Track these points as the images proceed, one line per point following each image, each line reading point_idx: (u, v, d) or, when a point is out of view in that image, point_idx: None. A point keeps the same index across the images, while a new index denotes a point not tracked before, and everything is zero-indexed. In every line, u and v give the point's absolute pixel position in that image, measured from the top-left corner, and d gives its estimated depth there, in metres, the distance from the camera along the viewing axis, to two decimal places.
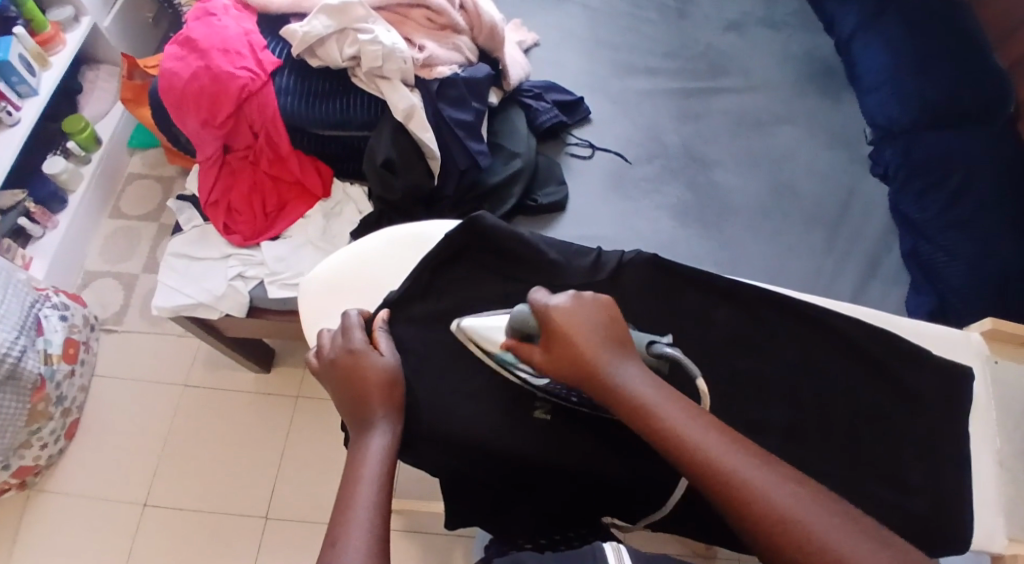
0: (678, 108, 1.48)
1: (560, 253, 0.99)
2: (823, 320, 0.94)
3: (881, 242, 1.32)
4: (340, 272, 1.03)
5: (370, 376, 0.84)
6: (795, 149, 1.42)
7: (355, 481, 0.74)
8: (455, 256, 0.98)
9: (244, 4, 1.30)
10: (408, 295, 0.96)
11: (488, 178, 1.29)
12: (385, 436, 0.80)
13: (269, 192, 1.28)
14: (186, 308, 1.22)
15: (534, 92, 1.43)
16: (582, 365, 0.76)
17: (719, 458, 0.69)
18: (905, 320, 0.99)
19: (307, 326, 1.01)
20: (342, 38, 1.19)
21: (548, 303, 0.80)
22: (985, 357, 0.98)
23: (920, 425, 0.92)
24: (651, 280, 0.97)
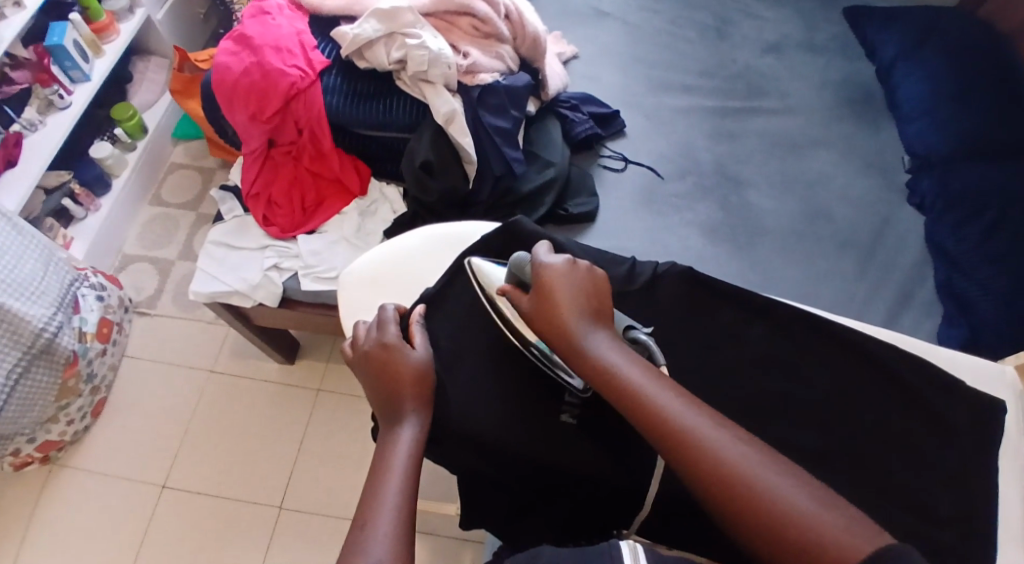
0: (713, 127, 1.49)
1: (595, 261, 1.01)
2: (853, 341, 0.95)
3: (912, 271, 1.31)
4: (377, 267, 1.06)
5: (400, 369, 0.86)
6: (829, 173, 1.43)
7: (383, 473, 0.76)
8: (493, 258, 1.01)
9: (298, 5, 1.34)
10: (446, 294, 1.00)
11: (522, 185, 1.32)
12: (414, 429, 0.82)
13: (309, 188, 1.31)
14: (221, 295, 1.25)
15: (571, 103, 1.46)
16: (555, 320, 0.80)
17: (673, 417, 0.72)
18: (941, 351, 1.01)
19: (346, 319, 1.03)
20: (390, 42, 1.22)
21: (541, 260, 0.84)
22: (1018, 391, 0.99)
23: (949, 455, 0.91)
24: (682, 295, 0.99)
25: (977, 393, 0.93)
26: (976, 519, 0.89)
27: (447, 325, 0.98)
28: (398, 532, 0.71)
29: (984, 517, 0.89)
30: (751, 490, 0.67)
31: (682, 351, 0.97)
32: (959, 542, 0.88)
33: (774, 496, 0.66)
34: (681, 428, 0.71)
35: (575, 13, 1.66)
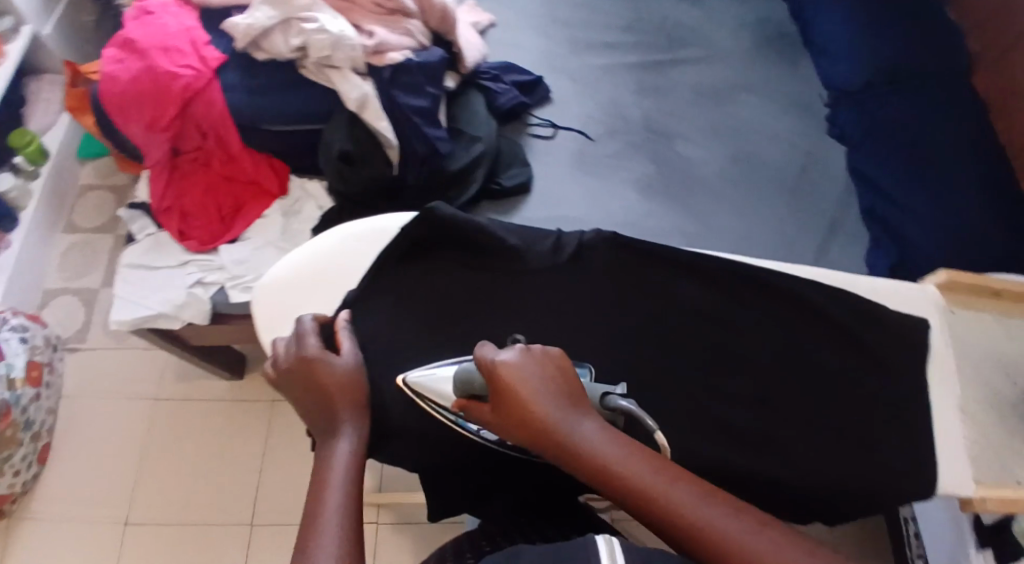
0: (638, 82, 1.45)
1: (520, 239, 0.92)
2: (787, 289, 0.92)
3: (840, 202, 1.32)
4: (295, 277, 0.92)
5: (329, 381, 0.80)
6: (759, 116, 1.41)
7: (323, 496, 0.70)
8: (412, 253, 0.91)
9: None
10: (369, 298, 0.89)
11: (450, 165, 1.24)
12: (351, 440, 0.76)
13: (224, 194, 1.24)
14: (147, 320, 1.15)
15: (491, 74, 1.41)
16: (529, 429, 0.67)
17: (695, 523, 0.62)
18: (864, 280, 0.95)
19: (263, 335, 0.89)
20: (288, 29, 1.15)
21: (493, 358, 0.71)
22: (940, 309, 0.96)
23: (894, 383, 0.90)
24: (614, 261, 0.93)
25: (907, 317, 0.92)
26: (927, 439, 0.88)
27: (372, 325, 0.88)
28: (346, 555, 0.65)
29: (934, 439, 0.88)
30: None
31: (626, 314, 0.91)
32: (920, 468, 0.87)
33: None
34: (707, 536, 0.61)
35: None
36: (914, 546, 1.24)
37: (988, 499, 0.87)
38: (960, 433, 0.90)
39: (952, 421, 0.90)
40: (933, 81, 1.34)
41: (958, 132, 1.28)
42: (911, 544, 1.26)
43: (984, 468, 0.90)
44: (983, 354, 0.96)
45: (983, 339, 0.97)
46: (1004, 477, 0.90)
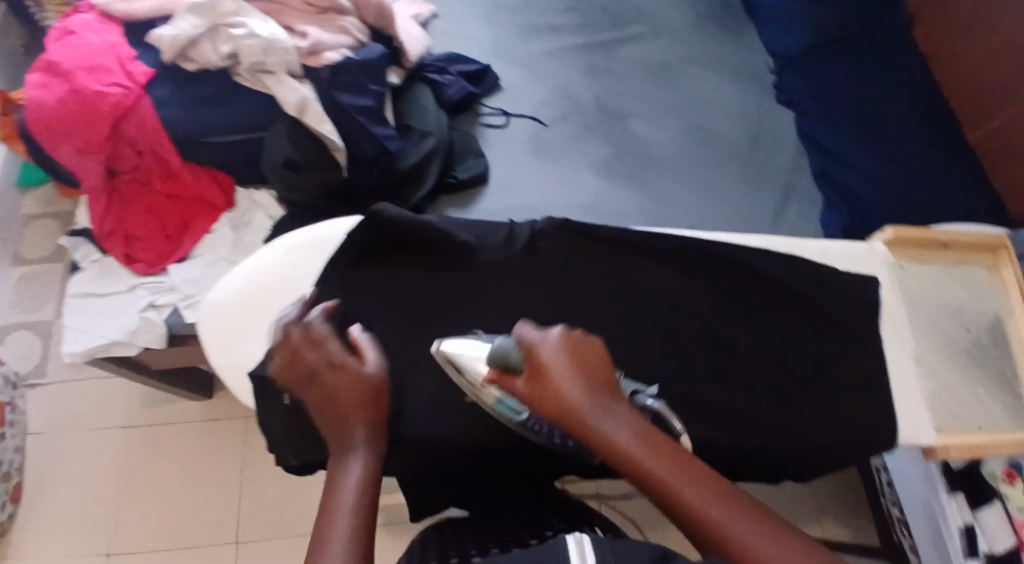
0: (586, 63, 1.45)
1: (470, 234, 0.89)
2: (745, 263, 0.91)
3: (794, 168, 1.37)
4: (240, 294, 0.86)
5: (343, 390, 0.73)
6: (706, 89, 1.44)
7: (332, 498, 0.64)
8: (361, 258, 0.87)
9: (106, 15, 1.19)
10: (321, 307, 0.84)
11: (403, 162, 1.21)
12: (369, 453, 0.68)
13: (168, 212, 1.19)
14: (100, 349, 1.11)
15: (436, 66, 1.38)
16: (564, 406, 0.68)
17: (708, 518, 0.62)
18: (812, 243, 0.94)
19: (210, 358, 0.84)
20: (216, 36, 1.11)
21: (537, 337, 0.72)
22: (889, 264, 0.94)
23: (866, 341, 0.90)
24: (568, 248, 0.91)
25: (858, 277, 0.92)
26: (895, 393, 0.88)
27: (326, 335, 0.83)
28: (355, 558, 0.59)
29: (909, 391, 0.89)
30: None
31: (587, 298, 0.90)
32: (899, 422, 0.87)
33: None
34: (717, 529, 0.61)
35: None
36: (888, 496, 1.23)
37: (949, 447, 0.86)
38: (933, 383, 0.90)
39: (922, 371, 0.90)
40: (873, 40, 1.37)
41: (897, 91, 1.33)
42: (884, 494, 1.25)
43: (956, 415, 0.89)
44: (936, 303, 0.94)
45: (945, 288, 0.94)
46: (966, 425, 0.88)
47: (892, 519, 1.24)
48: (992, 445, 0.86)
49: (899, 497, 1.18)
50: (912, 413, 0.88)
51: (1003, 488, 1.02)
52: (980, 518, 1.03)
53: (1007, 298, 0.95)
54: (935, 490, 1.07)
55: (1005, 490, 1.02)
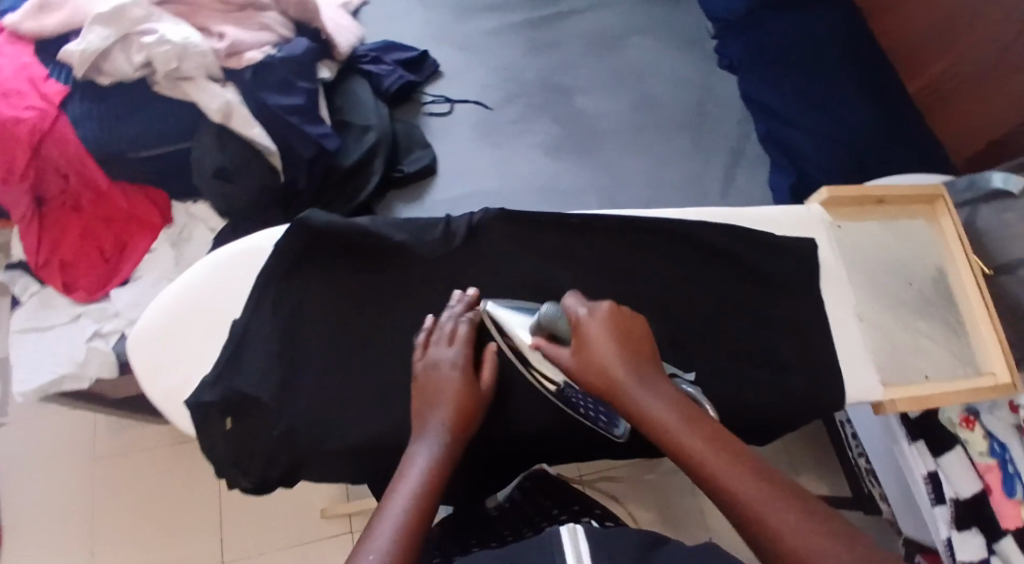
0: (528, 40, 1.43)
1: (405, 232, 0.87)
2: (690, 238, 0.91)
3: (740, 133, 1.37)
4: (172, 321, 0.83)
5: (458, 393, 0.78)
6: (648, 59, 1.43)
7: (399, 477, 0.70)
8: (295, 266, 0.84)
9: (17, 35, 1.11)
10: (257, 324, 0.82)
11: (344, 160, 1.20)
12: (438, 441, 0.74)
13: (104, 235, 1.15)
14: (50, 385, 1.08)
15: (371, 56, 1.34)
16: (607, 372, 0.71)
17: (730, 485, 0.64)
18: (751, 210, 0.95)
19: (149, 390, 0.81)
20: (128, 46, 1.04)
21: (583, 311, 0.75)
22: (827, 224, 0.96)
23: (812, 303, 0.92)
24: (507, 237, 0.90)
25: (800, 240, 0.93)
26: (840, 351, 0.91)
27: (262, 353, 0.81)
28: (407, 531, 0.65)
29: (855, 347, 0.91)
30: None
31: (532, 283, 0.89)
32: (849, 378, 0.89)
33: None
34: (736, 497, 0.63)
35: None
36: (854, 447, 1.26)
37: (896, 401, 0.88)
38: (878, 337, 0.92)
39: (867, 327, 0.92)
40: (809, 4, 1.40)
41: (837, 48, 1.35)
42: (850, 446, 1.27)
43: (901, 366, 0.92)
44: (875, 258, 0.96)
45: (886, 242, 0.97)
46: (914, 376, 0.91)
47: (859, 469, 1.26)
48: (940, 396, 0.89)
49: (865, 446, 1.21)
50: (861, 368, 0.90)
51: (961, 433, 1.05)
52: (942, 464, 1.05)
53: (947, 247, 0.98)
54: (896, 439, 1.10)
55: (963, 436, 1.05)
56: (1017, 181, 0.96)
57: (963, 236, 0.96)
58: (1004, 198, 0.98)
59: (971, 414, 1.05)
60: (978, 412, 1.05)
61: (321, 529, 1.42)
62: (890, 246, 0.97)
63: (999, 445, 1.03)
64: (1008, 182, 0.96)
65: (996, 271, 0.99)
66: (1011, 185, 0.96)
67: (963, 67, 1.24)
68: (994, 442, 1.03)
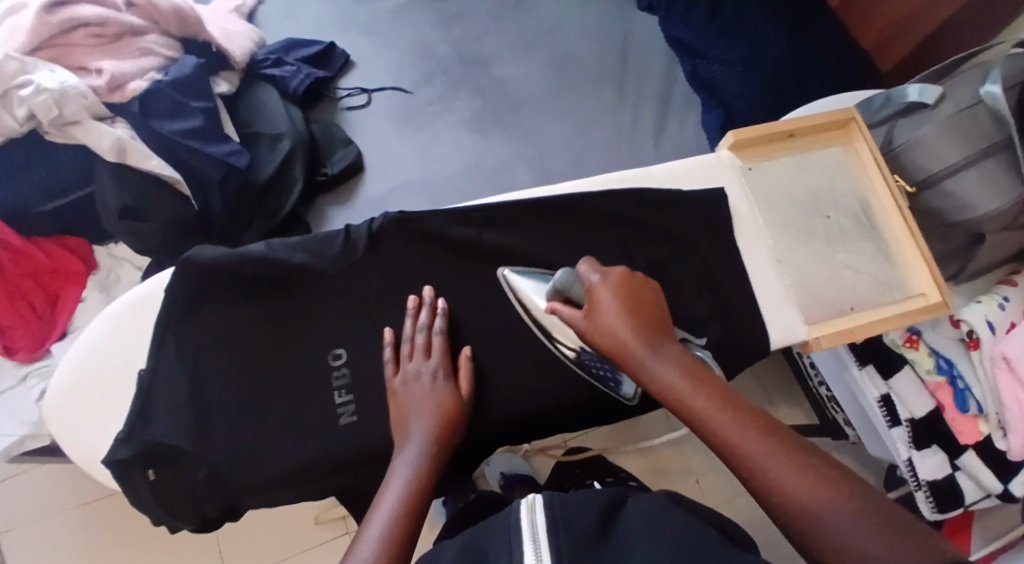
0: (436, 13, 1.31)
1: (305, 252, 0.87)
2: (591, 208, 0.91)
3: (666, 75, 1.25)
4: (80, 382, 0.85)
5: (434, 402, 0.81)
6: (562, 15, 1.31)
7: (384, 487, 0.75)
8: (192, 305, 0.85)
9: None
10: (162, 374, 0.83)
11: (260, 174, 1.14)
12: (418, 452, 0.77)
13: (32, 293, 1.11)
14: (14, 447, 1.03)
15: (272, 59, 1.24)
16: (618, 335, 0.75)
17: (737, 443, 0.67)
18: (657, 168, 0.93)
19: (71, 451, 0.84)
20: (9, 102, 0.97)
21: (596, 277, 0.79)
22: (738, 168, 0.94)
23: (731, 257, 0.91)
24: (410, 239, 0.89)
25: (707, 194, 0.92)
26: (759, 298, 0.91)
27: (174, 398, 0.83)
28: (391, 544, 0.68)
29: (776, 294, 0.91)
30: (817, 523, 0.61)
31: (443, 277, 0.89)
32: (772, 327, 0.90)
33: (829, 524, 0.60)
34: (744, 456, 0.66)
35: None
36: (813, 376, 1.25)
37: (821, 338, 0.89)
38: (800, 279, 0.92)
39: (787, 272, 0.92)
40: None
41: None
42: (810, 374, 1.26)
43: (822, 304, 0.92)
44: (791, 198, 0.94)
45: (797, 178, 0.95)
46: (840, 308, 0.92)
47: (822, 397, 1.26)
48: (865, 326, 0.90)
49: (824, 376, 1.20)
50: (784, 316, 0.90)
51: (908, 353, 1.03)
52: (892, 385, 1.04)
53: (863, 172, 0.96)
54: (847, 368, 1.09)
55: (909, 356, 1.03)
56: (933, 92, 0.93)
57: (878, 158, 0.93)
58: (919, 111, 0.96)
59: (915, 334, 1.03)
60: (921, 331, 1.03)
61: (311, 538, 1.25)
62: (806, 183, 0.95)
63: (946, 362, 1.02)
64: (923, 94, 0.93)
65: (917, 189, 0.96)
66: (927, 96, 0.93)
67: None
68: (939, 359, 1.02)
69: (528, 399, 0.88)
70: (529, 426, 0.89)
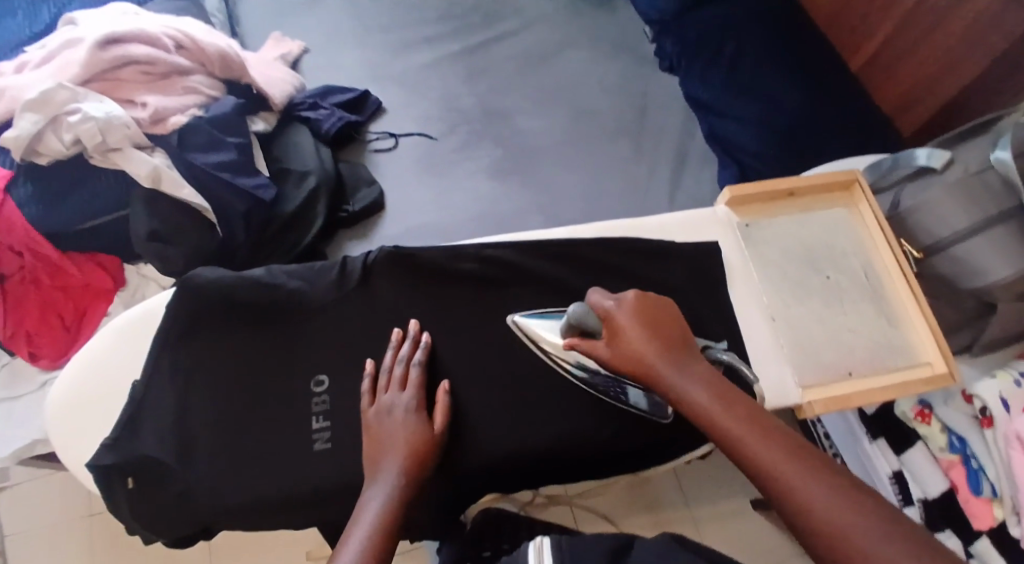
0: (464, 68, 1.36)
1: (301, 279, 0.91)
2: (582, 257, 0.93)
3: (683, 131, 1.28)
4: (81, 389, 0.89)
5: (404, 436, 0.81)
6: (584, 72, 1.35)
7: (352, 523, 0.75)
8: (192, 322, 0.89)
9: None
10: (154, 386, 0.87)
11: (284, 208, 1.17)
12: (389, 489, 0.77)
13: (63, 305, 1.15)
14: (23, 451, 1.08)
15: (308, 102, 1.29)
16: (644, 357, 0.74)
17: (770, 467, 0.66)
18: (652, 221, 0.95)
19: (64, 457, 0.87)
20: (59, 127, 1.05)
21: (611, 304, 0.79)
22: (734, 224, 0.95)
23: (726, 313, 0.90)
24: (402, 275, 0.92)
25: (699, 246, 0.93)
26: (752, 354, 0.89)
27: (161, 413, 0.86)
28: None
29: (770, 353, 0.89)
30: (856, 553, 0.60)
31: (428, 313, 0.91)
32: (766, 383, 0.87)
33: (869, 550, 0.59)
34: (780, 481, 0.65)
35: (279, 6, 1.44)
36: (827, 447, 1.19)
37: (814, 403, 0.86)
38: (797, 337, 0.89)
39: (783, 330, 0.90)
40: None
41: (766, 43, 1.27)
42: (824, 447, 1.21)
43: (819, 367, 0.88)
44: (790, 255, 0.94)
45: (795, 237, 0.94)
46: (838, 373, 0.88)
47: None
48: (863, 393, 0.86)
49: (836, 446, 1.14)
50: (775, 375, 0.88)
51: (919, 428, 0.97)
52: (904, 460, 0.99)
53: (867, 232, 0.95)
54: (859, 439, 1.06)
55: (921, 431, 0.97)
56: (940, 156, 0.93)
57: (880, 220, 0.93)
58: (927, 175, 0.95)
59: (926, 407, 0.97)
60: (933, 404, 0.97)
61: None
62: (806, 242, 0.94)
63: (958, 439, 0.96)
64: (931, 158, 0.93)
65: (925, 253, 0.94)
66: (934, 161, 0.93)
67: (895, 42, 1.16)
68: (952, 435, 0.96)
69: (507, 442, 0.86)
70: (504, 471, 0.87)
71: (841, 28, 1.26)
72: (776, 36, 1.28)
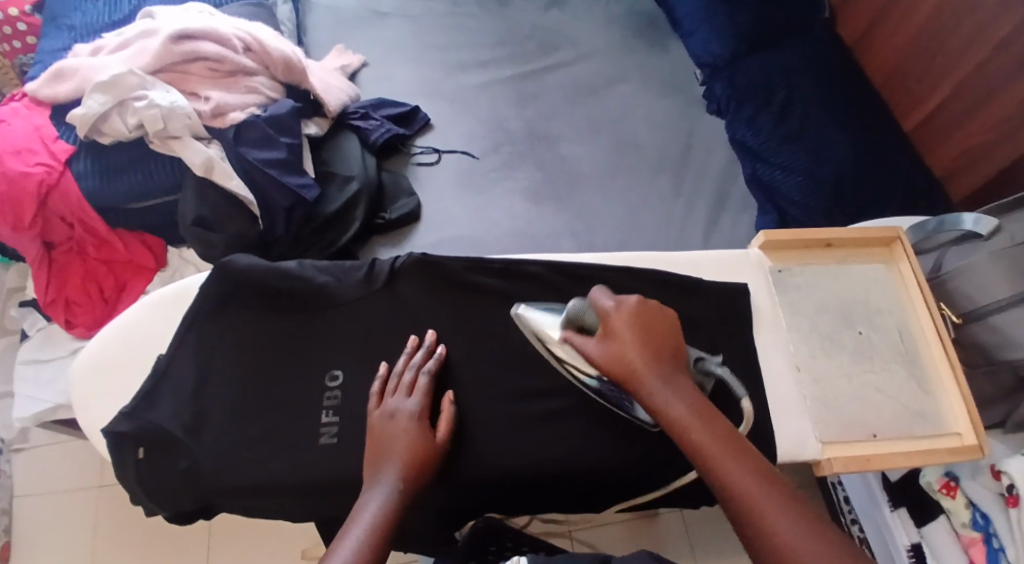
0: (515, 93, 1.39)
1: (330, 275, 0.92)
2: (607, 283, 0.92)
3: (725, 173, 1.28)
4: (107, 358, 0.92)
5: (407, 441, 0.80)
6: (630, 107, 1.36)
7: (352, 521, 0.75)
8: (221, 306, 0.91)
9: (36, 100, 1.19)
10: (178, 361, 0.89)
11: (324, 208, 1.19)
12: (389, 492, 0.77)
13: (104, 277, 1.21)
14: (45, 413, 1.14)
15: (361, 112, 1.32)
16: (631, 364, 0.76)
17: (738, 487, 0.70)
18: (681, 254, 0.94)
19: (81, 420, 0.90)
20: (124, 110, 1.10)
21: (610, 304, 0.80)
22: (768, 268, 0.94)
23: (748, 355, 0.88)
24: (427, 282, 0.92)
25: (729, 285, 0.91)
26: (771, 402, 0.86)
27: (177, 392, 0.87)
28: None
29: (792, 402, 0.87)
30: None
31: (446, 320, 0.91)
32: (781, 429, 0.85)
33: None
34: (743, 501, 0.69)
35: (345, 19, 1.49)
36: (845, 512, 1.16)
37: (833, 460, 0.83)
38: (819, 389, 0.87)
39: (805, 379, 0.88)
40: (791, 42, 1.34)
41: (817, 94, 1.26)
42: (842, 510, 1.17)
43: (839, 425, 0.86)
44: (822, 307, 0.92)
45: (828, 291, 0.92)
46: (859, 434, 0.85)
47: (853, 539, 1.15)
48: (884, 457, 0.83)
49: (855, 511, 1.10)
50: (792, 424, 0.85)
51: (943, 501, 0.93)
52: (925, 535, 0.96)
53: (905, 293, 0.93)
54: (878, 507, 1.03)
55: (945, 504, 0.93)
56: (988, 224, 0.92)
57: (919, 278, 0.91)
58: (972, 239, 0.95)
59: (952, 480, 0.93)
60: (960, 477, 0.92)
61: None
62: (839, 296, 0.92)
63: (982, 516, 0.91)
64: (978, 224, 0.92)
65: (964, 319, 0.91)
66: (981, 228, 0.92)
67: (950, 105, 1.15)
68: (977, 512, 0.91)
69: (511, 461, 0.85)
70: (505, 487, 0.86)
71: (897, 88, 1.25)
72: (828, 89, 1.27)
